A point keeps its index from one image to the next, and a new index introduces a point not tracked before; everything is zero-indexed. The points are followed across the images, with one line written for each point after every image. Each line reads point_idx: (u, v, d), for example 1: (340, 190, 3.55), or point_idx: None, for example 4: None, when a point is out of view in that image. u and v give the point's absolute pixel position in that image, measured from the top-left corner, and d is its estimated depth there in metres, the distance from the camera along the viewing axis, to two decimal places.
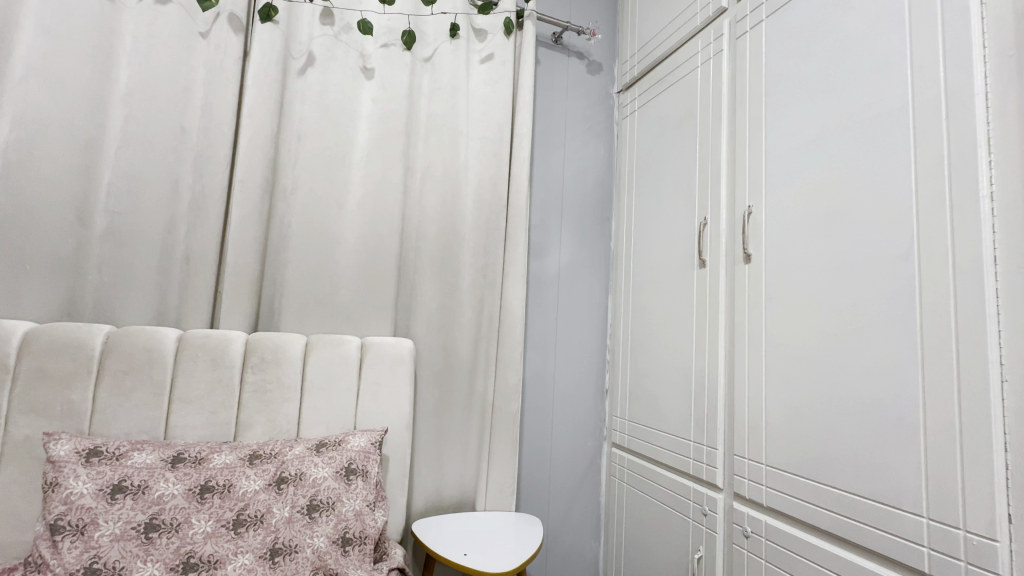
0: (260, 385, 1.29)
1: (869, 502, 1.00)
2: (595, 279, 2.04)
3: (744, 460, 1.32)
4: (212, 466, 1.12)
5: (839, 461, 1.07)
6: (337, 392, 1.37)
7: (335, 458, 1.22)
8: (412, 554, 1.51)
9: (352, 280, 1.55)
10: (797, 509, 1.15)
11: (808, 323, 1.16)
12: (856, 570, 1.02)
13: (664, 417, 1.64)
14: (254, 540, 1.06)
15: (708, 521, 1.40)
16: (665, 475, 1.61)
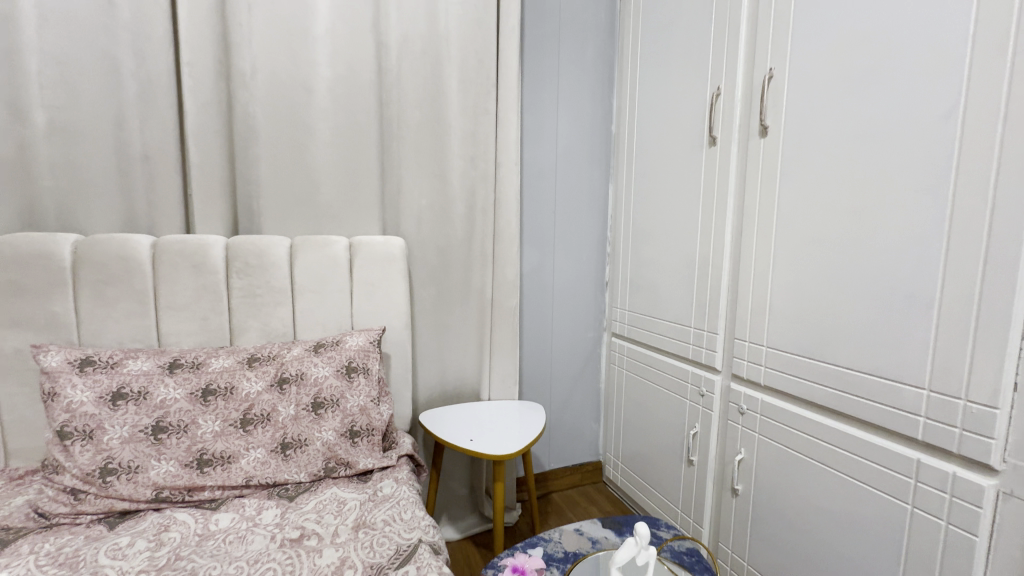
0: (249, 290, 1.25)
1: (870, 377, 1.01)
2: (594, 166, 1.91)
3: (744, 343, 1.32)
4: (211, 370, 1.12)
5: (843, 339, 1.06)
6: (330, 294, 1.33)
7: (334, 357, 1.21)
8: (422, 441, 1.59)
9: (333, 176, 1.43)
10: (795, 386, 1.17)
11: (825, 199, 1.08)
12: (848, 440, 1.05)
13: (664, 305, 1.63)
14: (264, 436, 1.09)
15: (705, 401, 1.45)
16: (664, 360, 1.63)
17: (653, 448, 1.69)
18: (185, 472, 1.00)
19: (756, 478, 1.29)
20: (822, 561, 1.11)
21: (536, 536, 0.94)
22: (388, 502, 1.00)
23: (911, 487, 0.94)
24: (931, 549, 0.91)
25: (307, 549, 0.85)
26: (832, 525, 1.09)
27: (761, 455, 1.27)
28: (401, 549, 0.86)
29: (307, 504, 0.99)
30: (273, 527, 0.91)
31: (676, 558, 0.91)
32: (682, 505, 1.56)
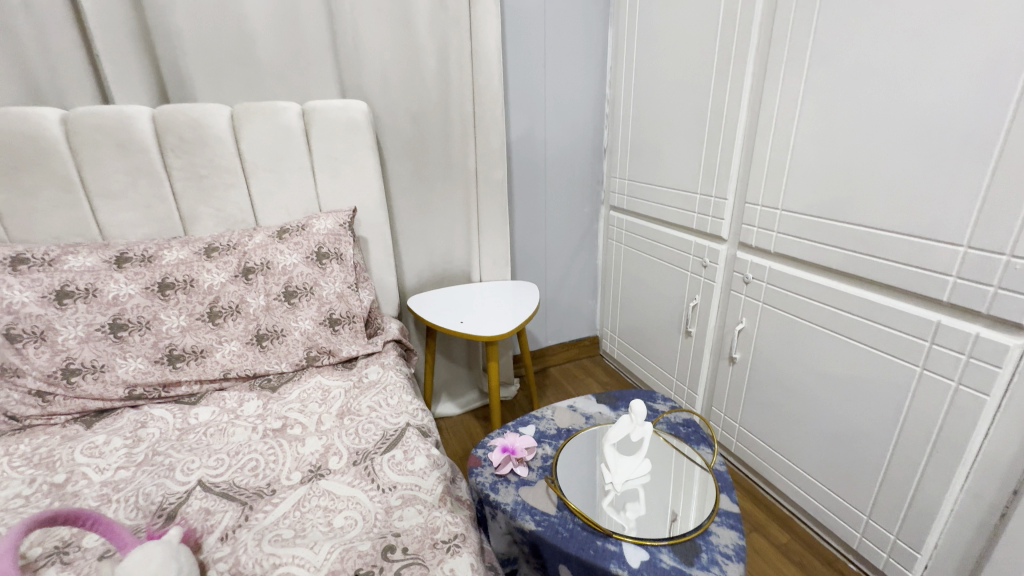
0: (192, 171, 1.08)
1: (898, 236, 0.89)
2: (591, 4, 1.58)
3: (757, 207, 1.19)
4: (165, 263, 1.01)
5: (873, 196, 0.92)
6: (288, 172, 1.17)
7: (301, 243, 1.10)
8: (414, 326, 1.55)
9: (270, 23, 1.16)
10: (810, 251, 1.07)
11: (878, 17, 0.86)
12: (862, 305, 0.98)
13: (669, 171, 1.47)
14: (236, 328, 1.02)
15: (707, 272, 1.36)
16: (666, 232, 1.52)
17: (651, 322, 1.66)
18: (157, 368, 0.95)
19: (755, 347, 1.25)
20: (817, 421, 1.11)
21: (528, 415, 0.92)
22: (374, 388, 0.96)
23: (925, 350, 0.89)
24: (935, 407, 0.88)
25: (290, 438, 0.82)
26: (832, 389, 1.07)
27: (763, 324, 1.22)
28: (388, 434, 0.83)
29: (290, 394, 0.95)
30: (255, 418, 0.88)
31: (672, 429, 0.90)
32: (677, 374, 1.57)
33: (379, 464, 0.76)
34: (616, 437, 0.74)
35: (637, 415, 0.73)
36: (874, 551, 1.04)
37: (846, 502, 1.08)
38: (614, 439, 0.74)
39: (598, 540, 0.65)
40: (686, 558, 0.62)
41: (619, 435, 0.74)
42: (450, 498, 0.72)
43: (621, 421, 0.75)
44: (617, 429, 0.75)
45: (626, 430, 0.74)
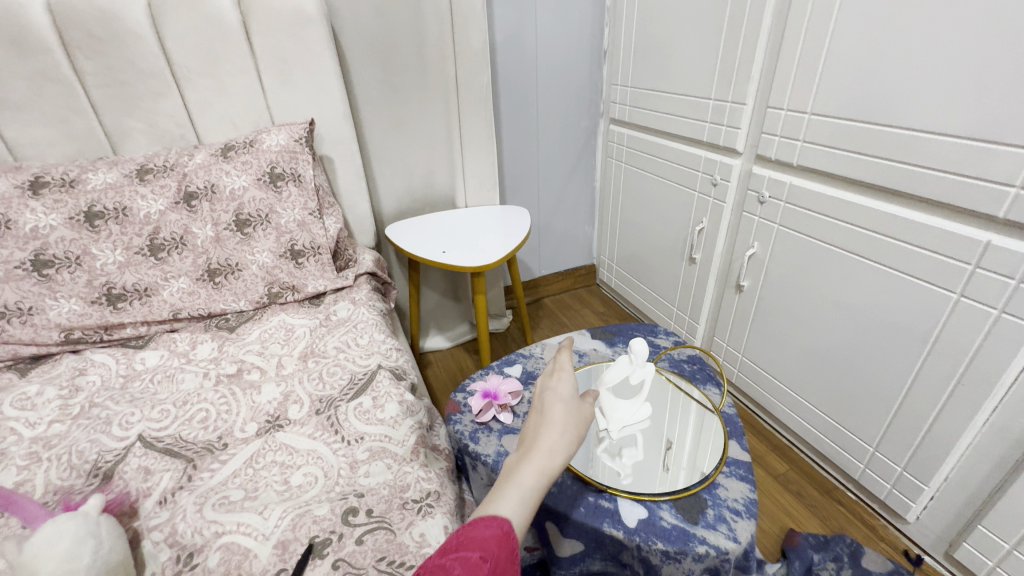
0: (110, 76, 0.90)
1: (955, 139, 0.75)
2: None
3: (780, 112, 1.02)
4: (90, 188, 0.86)
5: (928, 91, 0.76)
6: (229, 78, 0.99)
7: (250, 163, 0.94)
8: (395, 257, 1.43)
9: None
10: (840, 163, 0.92)
11: None
12: (896, 225, 0.85)
13: (679, 73, 1.27)
14: (184, 264, 0.90)
15: (717, 192, 1.22)
16: (673, 147, 1.35)
17: (652, 248, 1.54)
18: (95, 310, 0.84)
19: (766, 273, 1.15)
20: (828, 352, 1.03)
21: (514, 354, 0.83)
22: (343, 327, 0.86)
23: (966, 275, 0.78)
24: (969, 338, 0.79)
25: (246, 385, 0.73)
26: (850, 319, 0.97)
27: (777, 249, 1.10)
28: (356, 379, 0.74)
29: (250, 334, 0.86)
30: (207, 363, 0.78)
31: (675, 367, 0.82)
32: (678, 303, 1.47)
33: (344, 412, 0.67)
34: (613, 381, 0.65)
35: (638, 356, 0.63)
36: (876, 482, 1.01)
37: (852, 434, 1.03)
38: (609, 383, 0.65)
39: (590, 494, 0.60)
40: (688, 516, 0.57)
41: (616, 378, 0.65)
42: (424, 449, 0.65)
43: (618, 363, 0.65)
44: (613, 372, 0.65)
45: (624, 372, 0.65)
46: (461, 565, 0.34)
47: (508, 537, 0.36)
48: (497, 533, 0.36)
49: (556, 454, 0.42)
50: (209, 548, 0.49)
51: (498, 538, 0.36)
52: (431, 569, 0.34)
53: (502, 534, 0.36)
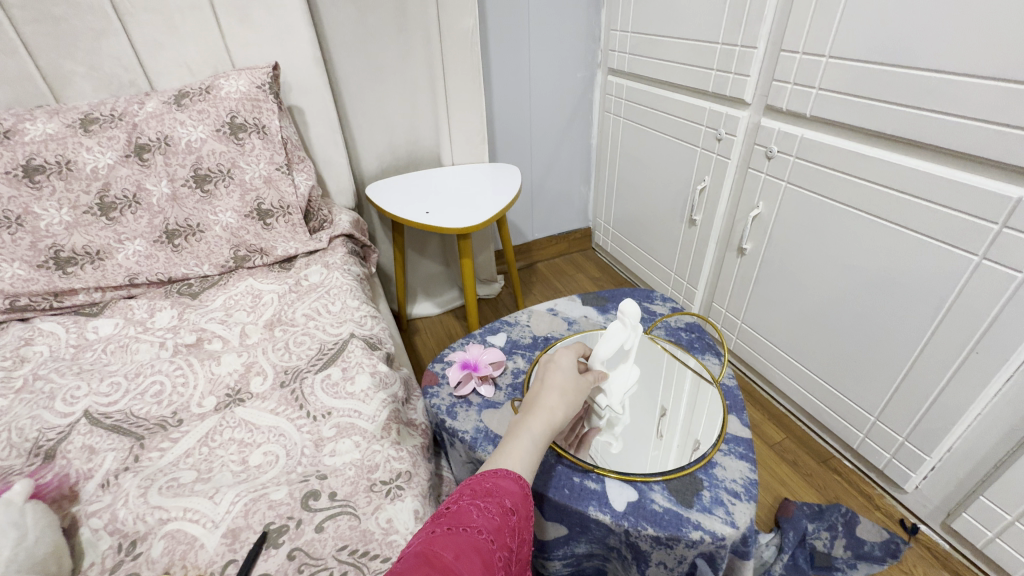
0: (41, 10, 0.79)
1: (992, 81, 0.67)
2: None
3: (794, 55, 0.92)
4: (28, 140, 0.77)
5: (967, 27, 0.67)
6: (180, 14, 0.88)
7: (207, 112, 0.85)
8: (377, 220, 1.35)
9: None
10: (859, 111, 0.84)
11: None
12: (917, 180, 0.78)
13: (683, 15, 1.16)
14: (139, 224, 0.82)
15: (721, 148, 1.14)
16: (675, 99, 1.25)
17: (650, 210, 1.47)
18: (42, 274, 0.77)
19: (770, 235, 1.08)
20: (834, 319, 0.98)
21: (498, 321, 0.77)
22: (315, 292, 0.80)
23: (991, 235, 0.71)
24: (988, 305, 0.73)
25: (205, 355, 0.67)
26: (858, 284, 0.92)
27: (783, 209, 1.03)
28: (326, 348, 0.68)
29: (213, 301, 0.79)
30: (165, 332, 0.72)
31: (672, 336, 0.76)
32: (676, 267, 1.41)
33: (310, 385, 0.62)
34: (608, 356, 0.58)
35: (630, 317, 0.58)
36: (875, 451, 0.98)
37: (853, 402, 0.99)
38: (604, 360, 0.58)
39: (576, 475, 0.56)
40: (681, 498, 0.53)
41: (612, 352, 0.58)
42: (397, 425, 0.60)
43: (609, 335, 0.58)
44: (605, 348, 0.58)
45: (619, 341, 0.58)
46: (495, 509, 0.38)
47: (523, 483, 0.42)
48: (516, 486, 0.41)
49: (557, 411, 0.49)
50: (152, 537, 0.44)
51: (515, 487, 0.41)
52: (467, 505, 0.37)
53: (518, 482, 0.41)
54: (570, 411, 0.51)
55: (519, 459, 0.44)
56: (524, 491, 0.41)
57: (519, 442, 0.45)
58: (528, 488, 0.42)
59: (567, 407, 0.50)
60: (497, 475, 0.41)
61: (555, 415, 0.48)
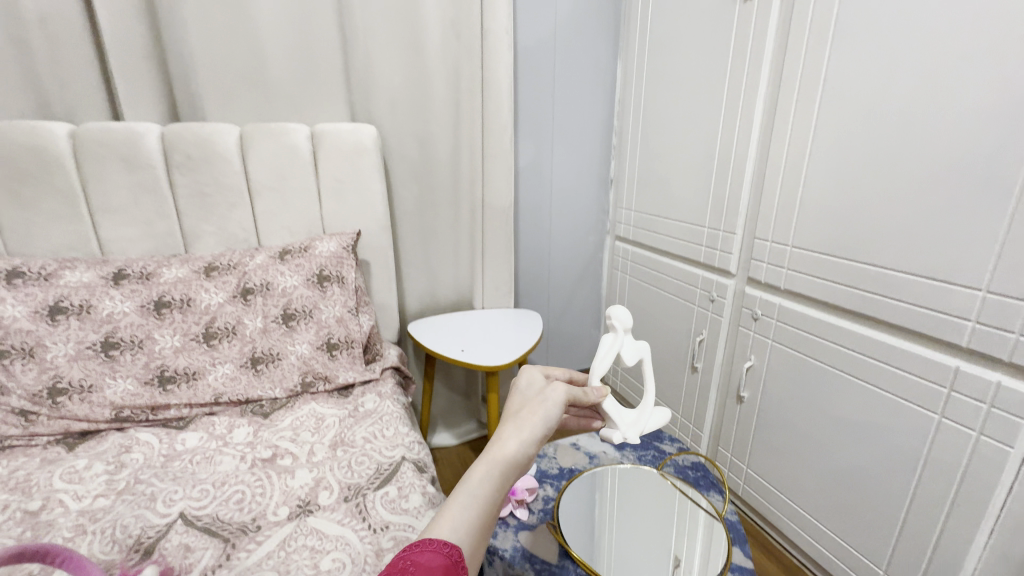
0: (197, 188, 1.08)
1: (912, 277, 0.87)
2: (601, 38, 1.60)
3: (766, 243, 1.17)
4: (163, 281, 0.99)
5: (887, 237, 0.90)
6: (293, 194, 1.16)
7: (303, 265, 1.08)
8: (413, 352, 1.52)
9: (282, 46, 1.16)
10: (821, 289, 1.04)
11: (890, 63, 0.86)
12: (876, 347, 0.95)
13: (676, 204, 1.46)
14: (231, 351, 0.99)
15: (715, 307, 1.34)
16: (673, 265, 1.50)
17: (656, 356, 1.63)
18: (146, 390, 0.91)
19: (764, 385, 1.22)
20: (831, 467, 1.07)
21: None
22: (369, 418, 0.93)
23: (943, 397, 0.85)
24: (956, 459, 0.84)
25: (280, 469, 0.78)
26: (847, 434, 1.03)
27: (772, 363, 1.19)
28: (382, 469, 0.79)
29: (283, 421, 0.92)
30: (244, 446, 0.84)
31: (680, 472, 0.87)
32: (683, 410, 1.52)
33: (371, 501, 0.72)
34: (607, 365, 0.72)
35: (620, 321, 0.75)
36: None
37: (862, 555, 1.03)
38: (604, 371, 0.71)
39: None
40: None
41: (606, 362, 0.72)
42: None
43: (603, 344, 0.74)
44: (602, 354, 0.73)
45: (614, 347, 0.74)
46: None
47: (451, 550, 0.39)
48: (441, 556, 0.38)
49: (499, 457, 0.46)
50: None
51: (439, 558, 0.38)
52: None
53: (443, 551, 0.38)
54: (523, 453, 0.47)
55: (453, 523, 0.41)
56: (455, 559, 0.38)
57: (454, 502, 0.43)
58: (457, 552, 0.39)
59: (513, 445, 0.47)
60: (417, 549, 0.38)
61: (497, 458, 0.46)
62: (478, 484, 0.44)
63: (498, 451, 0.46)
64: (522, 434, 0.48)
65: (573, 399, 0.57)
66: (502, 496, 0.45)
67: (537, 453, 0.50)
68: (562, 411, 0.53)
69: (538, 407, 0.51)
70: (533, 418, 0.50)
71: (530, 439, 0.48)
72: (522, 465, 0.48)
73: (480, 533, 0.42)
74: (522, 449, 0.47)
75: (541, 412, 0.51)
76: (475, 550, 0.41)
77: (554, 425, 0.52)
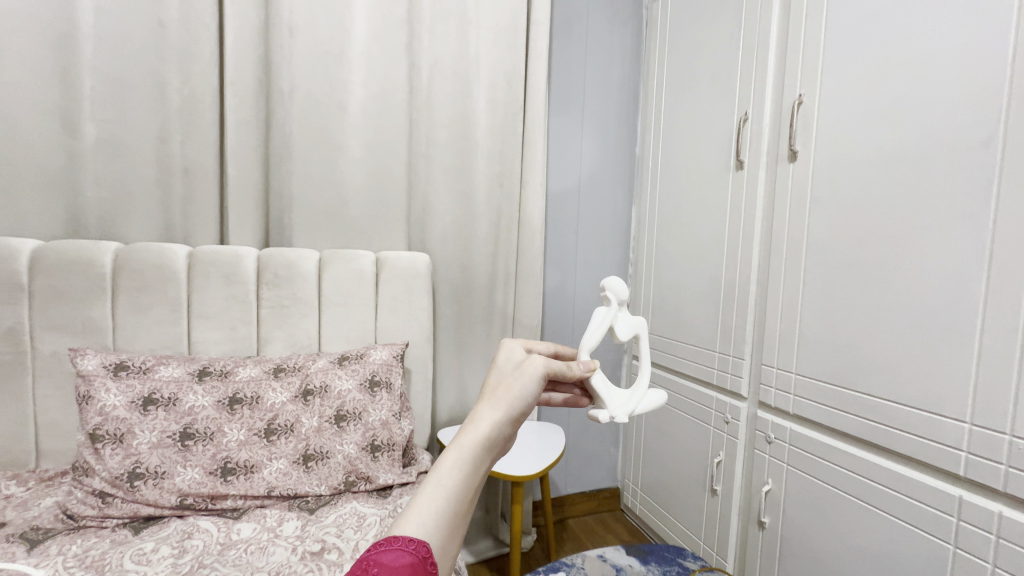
0: (277, 301, 1.27)
1: (906, 407, 0.97)
2: (618, 188, 1.90)
3: (772, 369, 1.29)
4: (238, 379, 1.13)
5: (879, 370, 1.02)
6: (354, 308, 1.35)
7: (358, 370, 1.22)
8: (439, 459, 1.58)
9: (361, 191, 1.44)
10: (828, 416, 1.13)
11: (858, 227, 1.06)
12: (885, 473, 1.01)
13: (688, 330, 1.61)
14: (287, 447, 1.09)
15: (730, 428, 1.41)
16: (688, 386, 1.60)
17: (675, 476, 1.65)
18: (209, 480, 1.01)
19: (784, 511, 1.24)
20: None
21: (559, 561, 0.94)
22: None
23: (953, 526, 0.90)
24: None
25: (328, 563, 0.84)
26: (869, 565, 1.04)
27: (790, 487, 1.23)
28: None
29: (327, 517, 0.99)
30: (294, 539, 0.91)
31: None
32: (705, 536, 1.50)
33: None
34: (600, 334, 0.80)
35: (614, 292, 0.84)
36: None
37: None
38: (596, 337, 0.77)
39: None
40: None
41: (598, 330, 0.79)
42: None
43: (597, 315, 0.83)
44: (595, 324, 0.82)
45: (607, 319, 0.83)
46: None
47: (419, 548, 0.38)
48: (407, 555, 0.38)
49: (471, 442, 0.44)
50: None
51: (406, 557, 0.38)
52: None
53: (410, 550, 0.38)
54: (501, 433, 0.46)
55: (421, 516, 0.40)
56: (423, 557, 0.38)
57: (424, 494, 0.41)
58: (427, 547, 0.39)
59: (486, 425, 0.46)
60: (381, 549, 0.38)
61: (468, 443, 0.44)
62: (449, 470, 0.42)
63: (469, 434, 0.44)
64: (497, 413, 0.47)
65: (556, 371, 0.56)
66: (479, 481, 0.44)
67: (518, 429, 0.49)
68: (542, 383, 0.52)
69: (516, 382, 0.50)
70: (509, 394, 0.49)
71: (507, 416, 0.47)
72: (500, 442, 0.47)
73: (454, 523, 0.42)
74: (498, 426, 0.46)
75: (519, 387, 0.50)
76: (449, 541, 0.41)
77: (535, 398, 0.51)
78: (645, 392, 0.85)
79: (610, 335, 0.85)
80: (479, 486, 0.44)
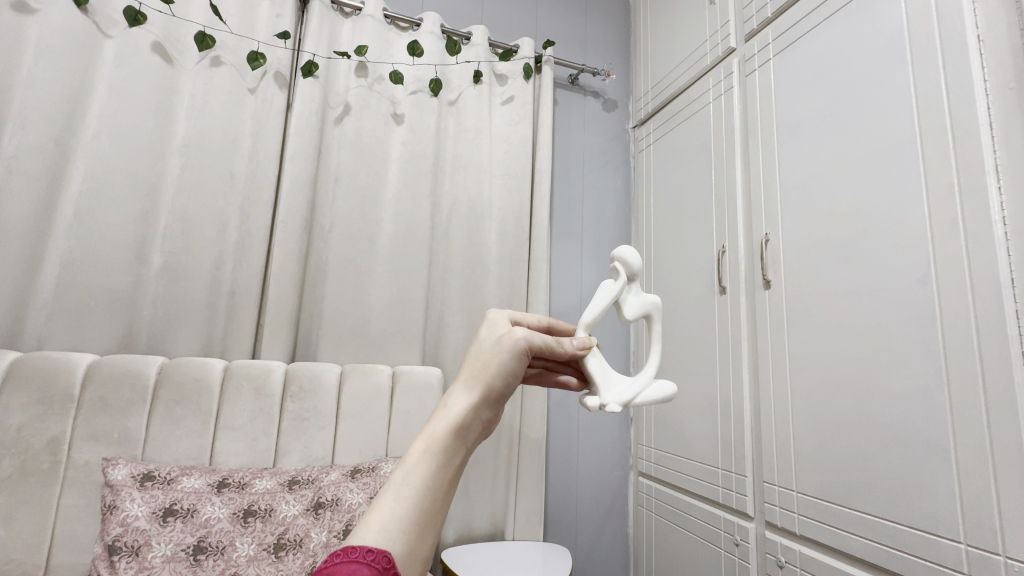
0: (298, 413, 1.36)
1: (906, 528, 0.99)
2: None
3: (774, 487, 1.31)
4: (254, 491, 1.17)
5: (874, 488, 1.05)
6: (369, 420, 1.42)
7: (368, 484, 1.25)
8: None
9: (383, 310, 1.60)
10: (835, 538, 1.12)
11: (832, 349, 1.18)
12: None
13: (690, 445, 1.64)
14: (293, 564, 1.08)
15: (741, 552, 1.38)
16: (696, 505, 1.58)
17: None
18: None
19: None
20: None
21: None
22: None
23: None
24: None
25: None
26: None
27: None
28: None
29: None
30: None
31: None
32: None
33: None
34: (604, 306, 0.79)
35: (624, 264, 0.83)
36: None
37: None
38: (594, 315, 0.78)
39: None
40: None
41: (601, 304, 0.79)
42: None
43: (604, 287, 0.82)
44: (601, 297, 0.81)
45: (614, 291, 0.81)
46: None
47: (377, 558, 0.40)
48: (365, 566, 0.40)
49: (436, 434, 0.47)
50: None
51: (363, 566, 0.40)
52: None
53: (368, 560, 0.40)
54: (474, 416, 0.50)
55: (382, 524, 0.43)
56: (383, 568, 0.40)
57: (389, 496, 0.44)
58: (388, 551, 0.41)
59: (454, 415, 0.49)
60: (340, 558, 0.40)
61: (434, 438, 0.47)
62: (411, 470, 0.45)
63: (436, 428, 0.48)
64: (468, 399, 0.51)
65: (541, 346, 0.58)
66: (451, 473, 0.48)
67: (495, 410, 0.52)
68: (523, 359, 0.55)
69: (489, 363, 0.54)
70: (483, 376, 0.53)
71: (478, 401, 0.51)
72: (472, 427, 0.50)
73: (423, 524, 0.45)
74: (469, 412, 0.50)
75: (493, 368, 0.54)
76: (418, 540, 0.44)
77: (514, 375, 0.55)
78: (649, 383, 0.83)
79: (619, 311, 0.85)
80: (450, 479, 0.47)
